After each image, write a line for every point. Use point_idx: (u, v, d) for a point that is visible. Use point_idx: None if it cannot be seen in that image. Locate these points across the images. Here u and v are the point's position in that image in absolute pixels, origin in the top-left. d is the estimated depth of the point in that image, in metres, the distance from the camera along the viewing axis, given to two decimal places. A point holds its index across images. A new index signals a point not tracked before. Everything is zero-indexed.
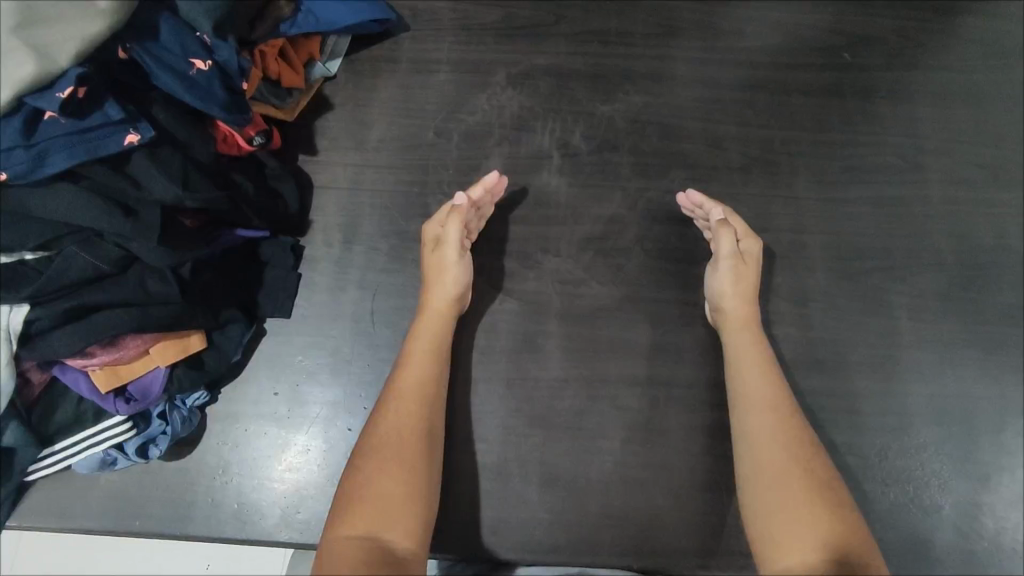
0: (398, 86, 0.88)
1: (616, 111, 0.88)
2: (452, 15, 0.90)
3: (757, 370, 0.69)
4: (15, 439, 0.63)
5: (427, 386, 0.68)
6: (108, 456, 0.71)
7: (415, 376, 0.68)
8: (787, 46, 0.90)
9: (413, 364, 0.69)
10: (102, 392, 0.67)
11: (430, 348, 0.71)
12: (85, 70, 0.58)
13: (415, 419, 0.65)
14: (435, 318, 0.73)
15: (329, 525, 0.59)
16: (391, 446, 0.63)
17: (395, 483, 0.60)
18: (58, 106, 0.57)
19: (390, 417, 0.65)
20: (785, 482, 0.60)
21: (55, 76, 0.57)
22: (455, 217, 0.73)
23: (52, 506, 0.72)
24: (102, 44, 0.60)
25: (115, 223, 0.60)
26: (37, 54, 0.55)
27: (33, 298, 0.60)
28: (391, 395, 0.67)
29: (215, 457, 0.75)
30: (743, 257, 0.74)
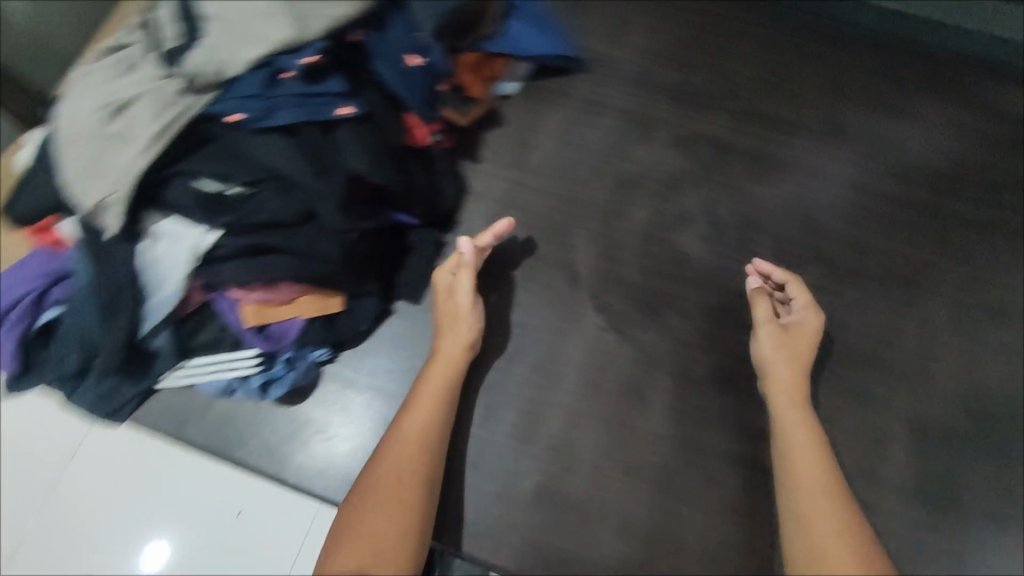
0: (567, 119, 0.93)
1: (767, 193, 0.90)
2: (630, 69, 0.96)
3: (803, 432, 0.69)
4: (163, 345, 0.72)
5: (436, 423, 0.70)
6: (230, 385, 0.76)
7: (421, 416, 0.70)
8: (954, 173, 0.90)
9: (423, 398, 0.72)
10: (247, 325, 0.72)
11: (446, 387, 0.73)
12: (325, 45, 0.66)
13: (419, 457, 0.68)
14: (445, 354, 0.75)
15: (328, 546, 0.64)
16: (391, 481, 0.66)
17: (387, 526, 0.63)
18: (297, 67, 0.64)
19: (390, 457, 0.68)
20: (825, 544, 0.62)
21: (304, 43, 0.65)
22: (467, 269, 0.76)
23: (168, 415, 0.78)
24: (342, 27, 0.67)
25: (310, 180, 0.65)
26: (294, 23, 0.64)
27: (225, 228, 0.66)
28: (397, 428, 0.70)
29: (320, 414, 0.78)
30: (785, 329, 0.75)
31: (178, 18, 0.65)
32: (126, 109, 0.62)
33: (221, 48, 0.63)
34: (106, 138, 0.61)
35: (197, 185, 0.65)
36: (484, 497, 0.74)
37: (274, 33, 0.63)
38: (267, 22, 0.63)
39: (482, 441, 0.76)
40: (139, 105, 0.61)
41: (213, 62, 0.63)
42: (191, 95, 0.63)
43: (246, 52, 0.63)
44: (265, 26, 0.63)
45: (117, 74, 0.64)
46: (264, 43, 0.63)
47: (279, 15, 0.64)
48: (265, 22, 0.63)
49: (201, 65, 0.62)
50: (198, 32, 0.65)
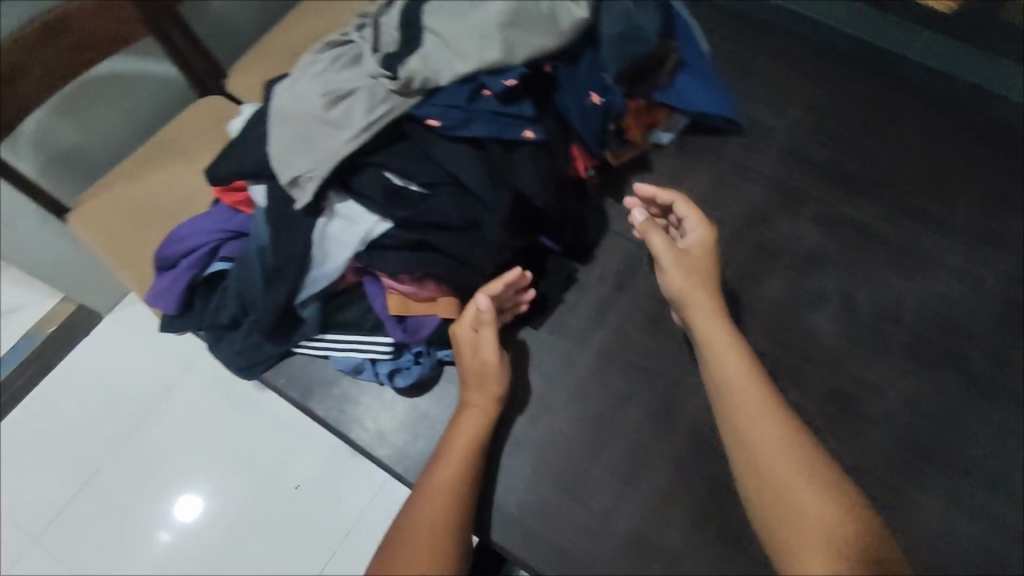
0: (714, 177, 0.95)
1: (911, 288, 0.87)
2: (786, 140, 0.97)
3: (733, 376, 0.72)
4: (311, 316, 0.77)
5: (461, 477, 0.70)
6: (359, 365, 0.79)
7: (451, 467, 0.70)
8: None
9: (449, 449, 0.72)
10: (389, 313, 0.76)
11: (473, 442, 0.72)
12: (524, 71, 0.70)
13: (446, 507, 0.68)
14: (478, 405, 0.74)
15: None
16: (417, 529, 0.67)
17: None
18: (500, 89, 0.69)
19: (423, 508, 0.68)
20: (790, 483, 0.66)
21: (506, 66, 0.69)
22: (488, 327, 0.74)
23: (296, 380, 0.82)
24: (541, 58, 0.72)
25: (484, 192, 0.70)
26: (505, 46, 0.69)
27: (399, 221, 0.71)
28: (427, 476, 0.71)
29: (433, 411, 0.79)
30: (688, 254, 0.78)
31: (401, 26, 0.72)
32: (343, 98, 0.70)
33: (437, 59, 0.69)
34: (321, 121, 0.70)
35: (385, 176, 0.71)
36: (577, 528, 0.75)
37: (485, 53, 0.69)
38: (481, 41, 0.69)
39: (584, 473, 0.77)
40: (355, 96, 0.70)
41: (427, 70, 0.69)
42: (399, 97, 0.70)
43: (458, 66, 0.69)
44: (479, 45, 0.69)
45: (340, 66, 0.72)
46: (475, 61, 0.69)
47: (493, 36, 0.69)
48: (480, 41, 0.69)
49: (414, 70, 0.68)
50: (417, 41, 0.71)
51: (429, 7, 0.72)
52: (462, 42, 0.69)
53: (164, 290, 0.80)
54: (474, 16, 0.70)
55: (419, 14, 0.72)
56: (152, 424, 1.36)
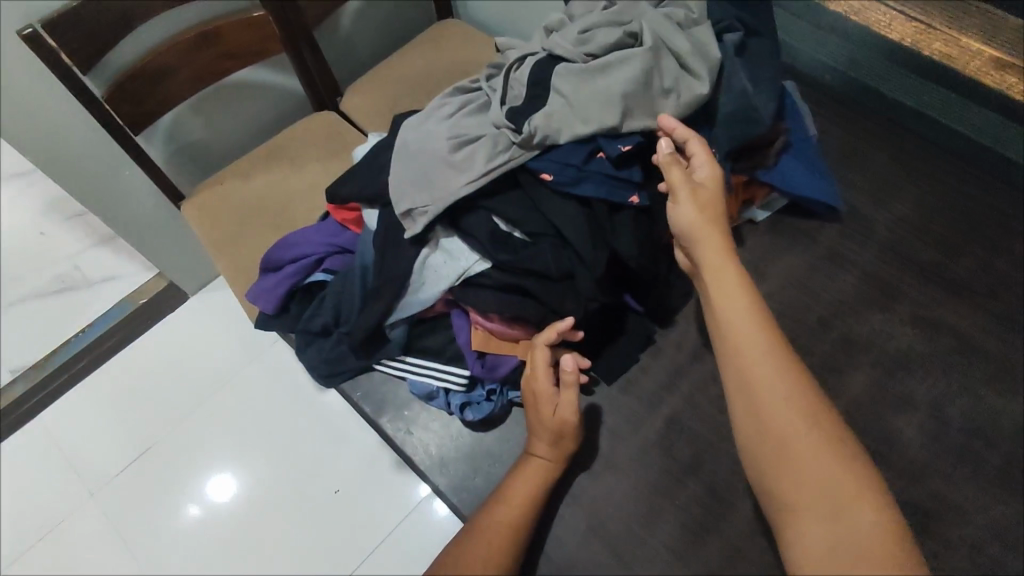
0: (804, 261, 0.94)
1: (1008, 407, 0.83)
2: (886, 234, 0.95)
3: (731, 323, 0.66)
4: (398, 337, 0.81)
5: (498, 546, 0.71)
6: (434, 391, 0.83)
7: (501, 518, 0.72)
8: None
9: (489, 514, 0.73)
10: (472, 347, 0.79)
11: (516, 513, 0.73)
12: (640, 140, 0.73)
13: (490, 566, 0.70)
14: (529, 471, 0.76)
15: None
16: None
17: None
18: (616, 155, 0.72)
19: (469, 554, 0.71)
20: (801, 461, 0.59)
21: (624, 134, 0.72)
22: (571, 387, 0.77)
23: (370, 396, 0.86)
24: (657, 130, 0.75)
25: (585, 247, 0.72)
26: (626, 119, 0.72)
27: (498, 263, 0.75)
28: (465, 536, 0.73)
29: (496, 449, 0.81)
30: (699, 190, 0.73)
31: (529, 84, 0.77)
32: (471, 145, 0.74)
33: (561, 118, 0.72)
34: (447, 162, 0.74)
35: (493, 221, 0.75)
36: None
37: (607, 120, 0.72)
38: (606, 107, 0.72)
39: (637, 536, 0.77)
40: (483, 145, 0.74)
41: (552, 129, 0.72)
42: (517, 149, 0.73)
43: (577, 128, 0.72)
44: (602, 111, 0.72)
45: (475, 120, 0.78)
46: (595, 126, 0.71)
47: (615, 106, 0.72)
48: (604, 108, 0.72)
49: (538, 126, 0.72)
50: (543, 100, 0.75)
51: (561, 67, 0.76)
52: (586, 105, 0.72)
53: (266, 290, 0.86)
54: (602, 82, 0.73)
55: (550, 75, 0.76)
56: (217, 409, 1.44)
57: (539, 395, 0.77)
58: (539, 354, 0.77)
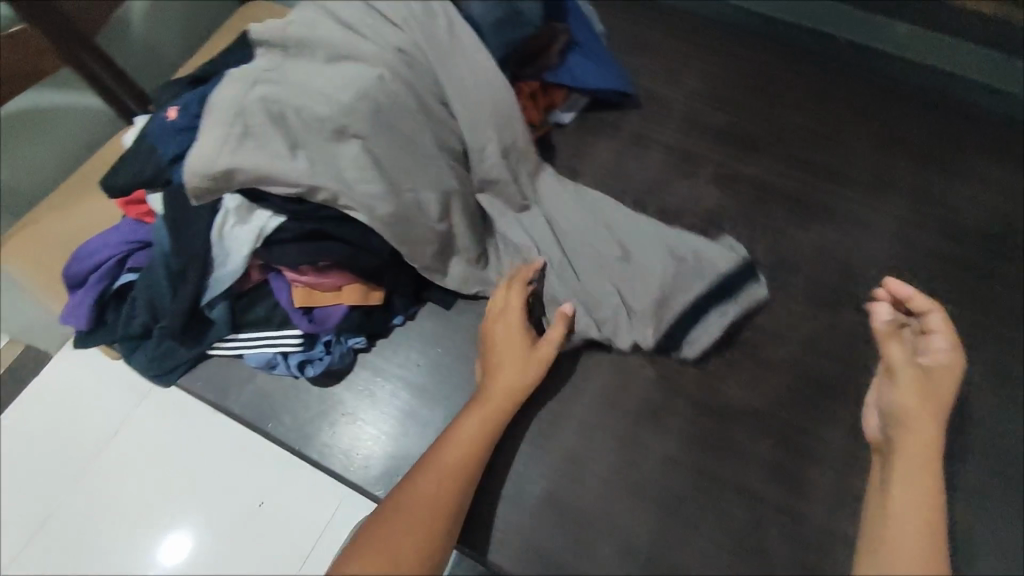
0: (615, 150, 0.97)
1: (807, 238, 0.90)
2: (681, 108, 1.00)
3: (917, 404, 0.63)
4: (219, 316, 0.78)
5: (448, 479, 0.68)
6: (272, 360, 0.82)
7: (462, 443, 0.70)
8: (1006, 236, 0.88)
9: (441, 451, 0.70)
10: (295, 305, 0.78)
11: (469, 449, 0.70)
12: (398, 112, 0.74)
13: (445, 488, 0.67)
14: (484, 406, 0.73)
15: (337, 564, 0.63)
16: (394, 524, 0.64)
17: (404, 543, 0.63)
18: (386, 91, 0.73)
19: (426, 478, 0.67)
20: (913, 486, 0.59)
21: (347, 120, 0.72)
22: (559, 328, 0.76)
23: (211, 381, 0.84)
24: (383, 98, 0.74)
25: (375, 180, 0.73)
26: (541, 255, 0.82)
27: (292, 214, 0.74)
28: (414, 472, 0.69)
29: (349, 398, 0.82)
30: (933, 382, 0.63)
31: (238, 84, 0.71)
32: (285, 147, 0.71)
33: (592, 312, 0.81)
34: (249, 141, 0.69)
35: None
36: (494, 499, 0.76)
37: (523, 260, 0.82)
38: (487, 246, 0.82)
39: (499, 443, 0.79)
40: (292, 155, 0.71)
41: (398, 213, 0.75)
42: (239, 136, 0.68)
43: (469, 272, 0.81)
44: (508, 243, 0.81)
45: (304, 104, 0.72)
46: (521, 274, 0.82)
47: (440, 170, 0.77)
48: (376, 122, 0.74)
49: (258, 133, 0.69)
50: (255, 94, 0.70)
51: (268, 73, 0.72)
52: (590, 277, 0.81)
53: (73, 305, 0.81)
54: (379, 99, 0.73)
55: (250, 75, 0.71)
56: None
57: (518, 333, 0.75)
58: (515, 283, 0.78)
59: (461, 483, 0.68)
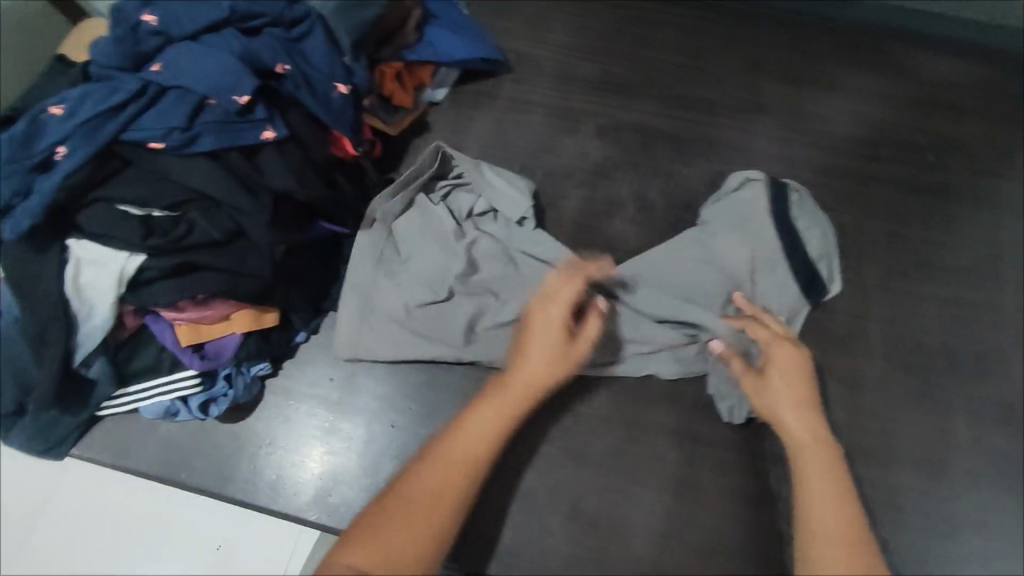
0: (494, 119, 0.95)
1: (695, 173, 0.91)
2: (553, 65, 0.98)
3: (806, 433, 0.68)
4: (99, 374, 0.72)
5: (456, 471, 0.64)
6: (172, 407, 0.76)
7: (475, 430, 0.66)
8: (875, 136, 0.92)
9: (452, 438, 0.66)
10: (182, 344, 0.73)
11: (480, 440, 0.65)
12: (264, 113, 0.69)
13: (450, 476, 0.63)
14: (503, 394, 0.68)
15: (331, 551, 0.60)
16: (394, 517, 0.61)
17: (408, 535, 0.60)
18: (236, 108, 0.67)
19: (431, 463, 0.64)
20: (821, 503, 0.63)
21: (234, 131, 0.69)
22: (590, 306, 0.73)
23: (109, 444, 0.77)
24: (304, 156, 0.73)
25: (238, 199, 0.68)
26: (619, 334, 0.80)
27: (150, 250, 0.67)
28: (418, 461, 0.65)
29: (265, 428, 0.78)
30: (788, 383, 0.71)
31: (70, 110, 0.66)
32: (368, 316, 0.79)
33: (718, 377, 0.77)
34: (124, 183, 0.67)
35: (120, 209, 0.66)
36: None
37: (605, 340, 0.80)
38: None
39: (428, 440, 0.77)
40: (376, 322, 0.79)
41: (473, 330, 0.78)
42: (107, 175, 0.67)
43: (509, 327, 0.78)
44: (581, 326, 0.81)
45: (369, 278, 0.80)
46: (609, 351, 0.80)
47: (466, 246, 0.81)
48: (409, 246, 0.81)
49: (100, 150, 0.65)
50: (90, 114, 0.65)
51: (95, 87, 0.67)
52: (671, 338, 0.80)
53: None
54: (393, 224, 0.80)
55: (82, 99, 0.66)
56: None
57: (563, 329, 0.69)
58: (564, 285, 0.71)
59: (469, 478, 0.64)
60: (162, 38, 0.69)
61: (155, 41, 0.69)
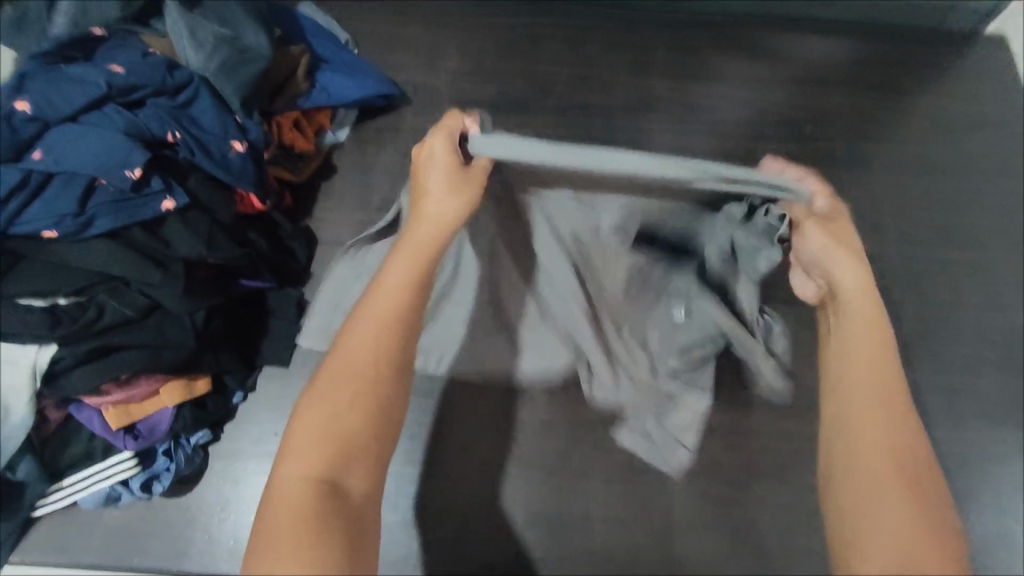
0: (400, 152, 0.97)
1: None
2: (450, 92, 1.01)
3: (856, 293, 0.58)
4: (27, 474, 0.69)
5: (388, 340, 0.55)
6: (112, 493, 0.74)
7: (397, 284, 0.56)
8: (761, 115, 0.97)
9: (371, 305, 0.56)
10: (113, 428, 0.71)
11: (403, 297, 0.56)
12: (162, 184, 0.70)
13: (388, 340, 0.55)
14: (418, 243, 0.58)
15: (273, 467, 0.52)
16: (340, 408, 0.52)
17: (355, 417, 0.52)
18: (129, 183, 0.67)
19: (359, 331, 0.55)
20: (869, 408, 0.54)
21: (138, 207, 0.68)
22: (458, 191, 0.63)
23: (53, 543, 0.75)
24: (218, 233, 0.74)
25: (147, 274, 0.68)
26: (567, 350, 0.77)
27: (62, 340, 0.66)
28: (344, 333, 0.55)
29: (215, 495, 0.77)
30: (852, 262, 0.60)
31: None
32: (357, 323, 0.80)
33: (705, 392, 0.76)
34: (24, 276, 0.66)
35: (23, 305, 0.65)
36: (395, 528, 0.77)
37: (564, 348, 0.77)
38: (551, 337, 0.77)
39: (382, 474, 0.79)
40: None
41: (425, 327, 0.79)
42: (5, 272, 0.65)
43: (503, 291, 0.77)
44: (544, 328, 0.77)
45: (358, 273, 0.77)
46: (563, 352, 0.77)
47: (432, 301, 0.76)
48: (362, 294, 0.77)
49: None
50: None
51: None
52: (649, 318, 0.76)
53: None
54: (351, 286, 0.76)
55: None
56: None
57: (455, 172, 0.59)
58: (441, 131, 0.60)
59: (405, 341, 0.55)
60: (40, 124, 0.67)
61: (32, 127, 0.67)
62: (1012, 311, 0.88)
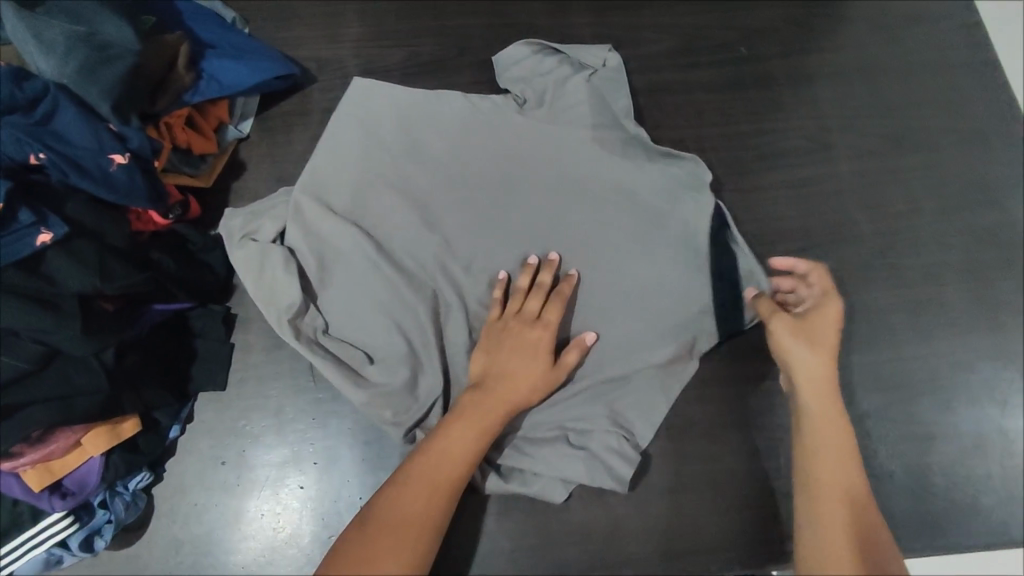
0: (312, 136, 0.89)
1: None
2: (356, 61, 0.92)
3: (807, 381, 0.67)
4: None
5: (433, 504, 0.62)
6: (52, 556, 0.69)
7: (454, 452, 0.64)
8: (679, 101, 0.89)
9: (428, 466, 0.63)
10: (35, 491, 0.65)
11: (455, 468, 0.64)
12: (33, 214, 0.61)
13: (429, 503, 0.61)
14: (477, 418, 0.66)
15: None
16: (365, 557, 0.57)
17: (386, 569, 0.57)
18: None
19: (406, 490, 0.62)
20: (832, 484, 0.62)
21: (10, 245, 0.61)
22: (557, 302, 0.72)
23: None
24: (113, 181, 0.67)
25: (35, 320, 0.60)
26: (538, 155, 0.81)
27: None
28: (398, 484, 0.62)
29: (166, 537, 0.73)
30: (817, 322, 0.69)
31: None
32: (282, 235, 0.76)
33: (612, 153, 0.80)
34: None
35: None
36: None
37: (499, 239, 0.78)
38: (494, 204, 0.79)
39: (342, 487, 0.74)
40: (285, 257, 0.74)
41: (311, 313, 0.75)
42: None
43: (512, 80, 0.84)
44: (493, 244, 0.78)
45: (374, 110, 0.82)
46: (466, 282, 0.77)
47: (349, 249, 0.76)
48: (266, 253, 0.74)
49: None
50: None
51: None
52: (592, 260, 0.77)
53: None
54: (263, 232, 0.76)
55: None
56: None
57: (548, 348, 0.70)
58: (574, 353, 0.71)
59: (441, 511, 0.62)
60: None
61: None
62: (970, 212, 0.85)
